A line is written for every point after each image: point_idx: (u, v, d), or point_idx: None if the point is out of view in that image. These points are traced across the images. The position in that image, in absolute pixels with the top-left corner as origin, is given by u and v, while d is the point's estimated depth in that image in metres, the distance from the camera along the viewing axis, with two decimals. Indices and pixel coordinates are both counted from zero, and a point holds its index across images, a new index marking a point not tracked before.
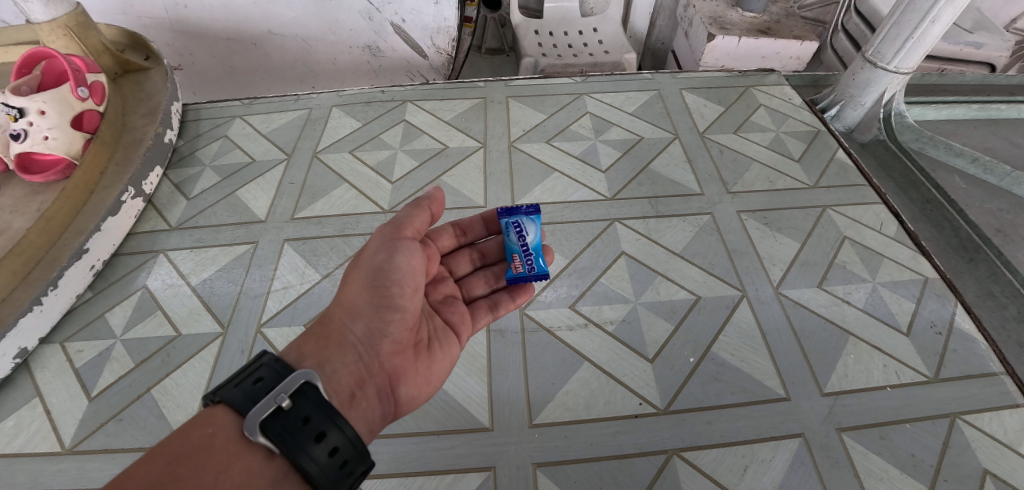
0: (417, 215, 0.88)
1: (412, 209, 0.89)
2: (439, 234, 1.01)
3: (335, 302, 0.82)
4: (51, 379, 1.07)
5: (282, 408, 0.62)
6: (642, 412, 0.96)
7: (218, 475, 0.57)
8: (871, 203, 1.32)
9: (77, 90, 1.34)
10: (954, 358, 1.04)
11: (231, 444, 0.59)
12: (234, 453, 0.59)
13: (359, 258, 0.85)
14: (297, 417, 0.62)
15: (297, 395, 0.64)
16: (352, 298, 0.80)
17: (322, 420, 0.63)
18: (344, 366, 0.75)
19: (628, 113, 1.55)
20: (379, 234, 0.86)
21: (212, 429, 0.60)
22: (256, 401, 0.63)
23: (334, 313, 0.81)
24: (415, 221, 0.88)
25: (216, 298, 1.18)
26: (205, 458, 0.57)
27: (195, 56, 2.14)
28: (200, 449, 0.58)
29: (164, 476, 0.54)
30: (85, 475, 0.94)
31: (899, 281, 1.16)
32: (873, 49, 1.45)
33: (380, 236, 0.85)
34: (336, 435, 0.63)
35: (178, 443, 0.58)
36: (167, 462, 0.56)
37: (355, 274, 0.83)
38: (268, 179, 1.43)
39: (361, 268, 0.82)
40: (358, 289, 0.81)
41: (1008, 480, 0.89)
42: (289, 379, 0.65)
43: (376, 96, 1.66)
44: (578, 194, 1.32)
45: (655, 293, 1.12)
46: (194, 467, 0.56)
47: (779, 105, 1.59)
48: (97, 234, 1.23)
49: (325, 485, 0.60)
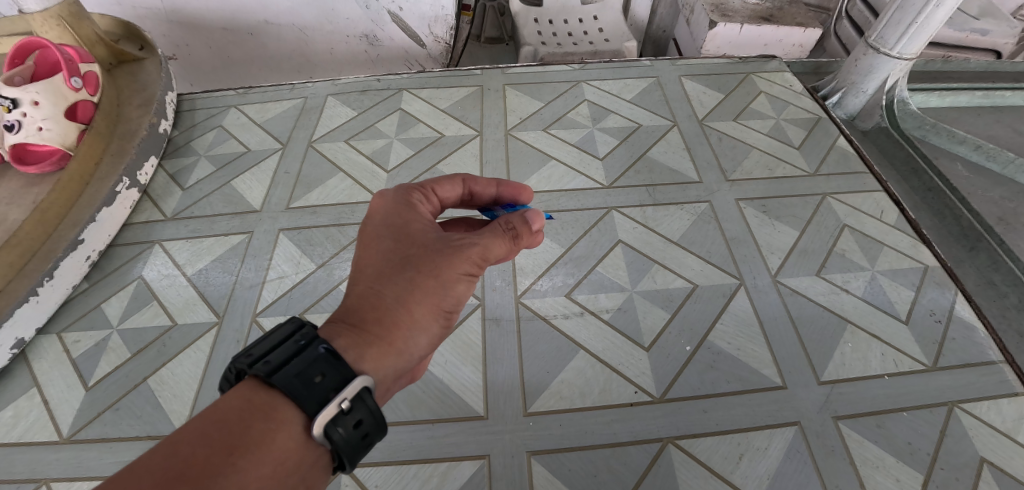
0: (505, 246, 0.71)
1: (499, 232, 0.70)
2: (445, 191, 0.78)
3: (382, 295, 0.65)
4: (49, 370, 1.07)
5: (312, 380, 0.56)
6: (637, 401, 0.95)
7: (242, 457, 0.49)
8: (871, 191, 1.30)
9: (70, 80, 1.33)
10: (952, 347, 1.03)
11: (254, 415, 0.52)
12: (260, 436, 0.51)
13: (425, 259, 0.67)
14: (329, 397, 0.55)
15: (328, 368, 0.57)
16: (419, 307, 0.66)
17: (355, 399, 0.56)
18: (396, 378, 0.65)
19: (626, 100, 1.53)
20: (463, 253, 0.68)
21: (236, 407, 0.52)
22: (283, 376, 0.55)
23: (396, 316, 0.64)
24: (501, 252, 0.71)
25: (211, 288, 1.18)
26: (228, 441, 0.49)
27: (192, 47, 2.12)
28: (221, 436, 0.50)
29: (185, 466, 0.46)
30: (82, 465, 0.94)
31: (898, 269, 1.15)
32: (875, 35, 1.42)
33: (466, 260, 0.68)
34: (360, 407, 0.57)
35: (195, 424, 0.50)
36: (182, 445, 0.48)
37: (421, 284, 0.66)
38: (263, 169, 1.42)
39: (434, 284, 0.67)
40: (430, 305, 0.67)
41: (1005, 469, 0.88)
42: (311, 351, 0.57)
43: (371, 85, 1.64)
44: (575, 182, 1.31)
45: (652, 281, 1.11)
46: (214, 453, 0.48)
47: (780, 92, 1.57)
48: (92, 225, 1.22)
49: (349, 457, 0.55)
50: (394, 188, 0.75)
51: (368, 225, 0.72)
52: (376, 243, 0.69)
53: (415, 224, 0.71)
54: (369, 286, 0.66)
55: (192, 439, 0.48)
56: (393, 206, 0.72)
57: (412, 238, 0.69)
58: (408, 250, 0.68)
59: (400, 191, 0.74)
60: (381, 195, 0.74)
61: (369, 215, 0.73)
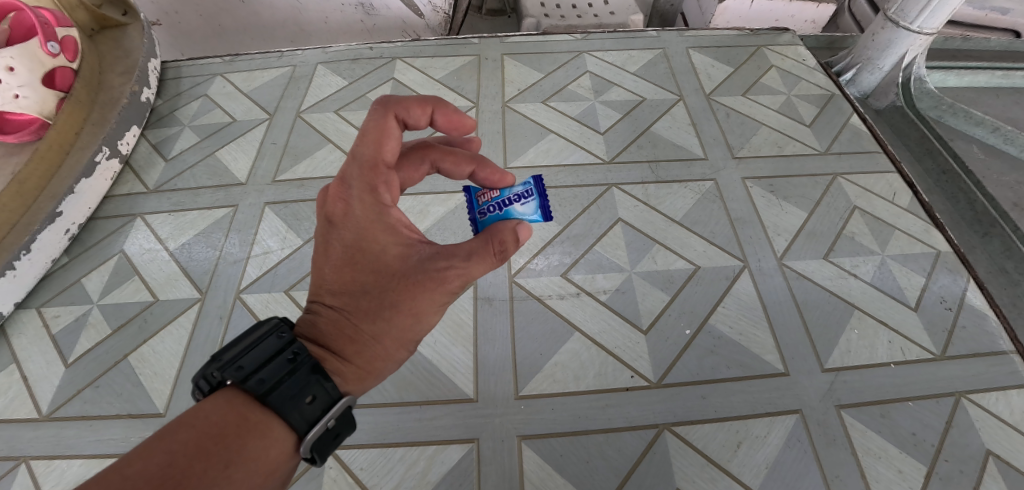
0: (489, 265, 0.64)
1: (481, 250, 0.63)
2: (387, 146, 0.64)
3: (359, 328, 0.62)
4: (28, 345, 1.03)
5: (305, 401, 0.54)
6: (633, 385, 0.92)
7: (238, 471, 0.46)
8: (884, 172, 1.24)
9: (47, 45, 1.24)
10: (962, 336, 0.99)
11: (248, 426, 0.49)
12: (256, 452, 0.48)
13: (401, 295, 0.61)
14: (319, 418, 0.54)
15: (320, 390, 0.55)
16: (397, 340, 0.64)
17: (342, 418, 0.56)
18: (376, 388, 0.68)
19: (630, 73, 1.46)
20: (442, 284, 0.62)
21: (230, 420, 0.49)
22: (279, 395, 0.52)
23: (373, 350, 0.63)
24: (483, 270, 0.64)
25: (194, 263, 1.13)
26: (223, 453, 0.46)
27: (181, 15, 2.03)
28: (214, 448, 0.46)
29: (178, 479, 0.43)
30: (61, 442, 0.92)
31: (909, 254, 1.10)
32: (894, 8, 1.33)
33: (446, 291, 0.63)
34: (342, 425, 0.57)
35: (188, 433, 0.46)
36: (177, 456, 0.44)
37: (399, 320, 0.62)
38: (249, 139, 1.36)
39: (412, 320, 0.63)
40: (407, 338, 0.64)
41: (1010, 461, 0.86)
42: (307, 373, 0.55)
43: (363, 53, 1.56)
44: (574, 157, 1.25)
45: (652, 262, 1.07)
46: (211, 465, 0.45)
47: (792, 66, 1.49)
48: (70, 197, 1.17)
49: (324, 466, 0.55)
50: (355, 189, 0.64)
51: (333, 240, 0.64)
52: (348, 267, 0.63)
53: (390, 246, 0.63)
54: (345, 312, 0.63)
55: (188, 449, 0.45)
56: (363, 219, 0.63)
57: (388, 267, 0.63)
58: (384, 281, 0.62)
59: (366, 193, 0.63)
60: (342, 197, 0.64)
61: (334, 224, 0.64)
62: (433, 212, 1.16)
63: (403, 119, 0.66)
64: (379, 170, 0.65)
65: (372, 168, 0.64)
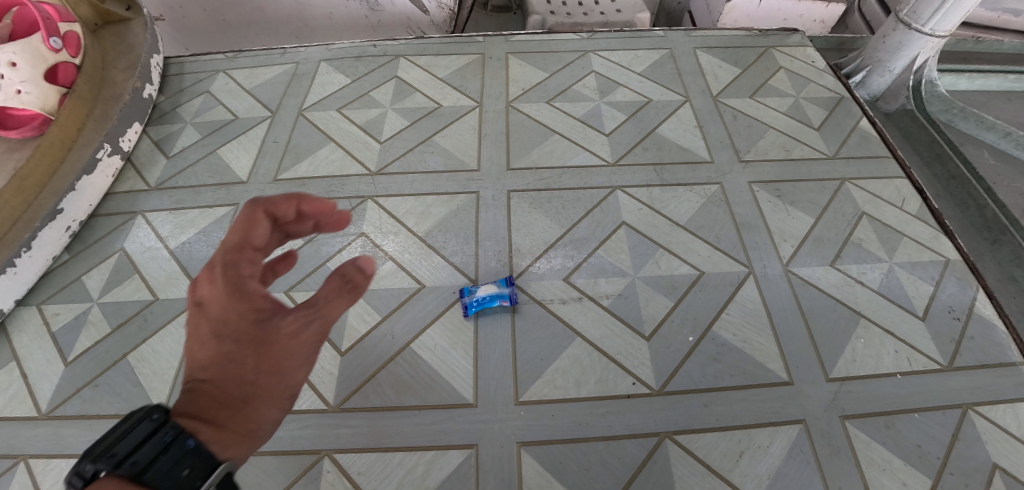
0: (347, 303, 0.58)
1: (337, 288, 0.58)
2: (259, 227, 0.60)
3: (224, 394, 0.51)
4: (28, 343, 1.03)
5: (184, 474, 0.42)
6: (635, 393, 0.91)
7: None
8: (894, 177, 1.22)
9: (49, 40, 1.23)
10: (970, 346, 0.97)
11: None
12: None
13: (261, 357, 0.53)
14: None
15: (199, 463, 0.44)
16: (266, 407, 0.53)
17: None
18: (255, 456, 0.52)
19: (636, 73, 1.44)
20: (297, 336, 0.55)
21: None
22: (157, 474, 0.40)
23: (248, 418, 0.51)
24: (343, 310, 0.58)
25: (194, 262, 1.12)
26: None
27: (185, 9, 2.01)
28: None
29: None
30: (60, 441, 0.92)
31: (918, 262, 1.08)
32: (907, 10, 1.31)
33: (308, 342, 0.56)
34: None
35: None
36: None
37: (261, 385, 0.53)
38: (251, 137, 1.35)
39: (276, 382, 0.54)
40: (279, 402, 0.54)
41: (1017, 475, 0.84)
42: (185, 446, 0.44)
43: (367, 50, 1.54)
44: (578, 158, 1.24)
45: (656, 267, 1.05)
46: None
47: (800, 68, 1.47)
48: (71, 194, 1.17)
49: None
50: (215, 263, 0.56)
51: (195, 324, 0.55)
52: (210, 342, 0.53)
53: (249, 304, 0.55)
54: (221, 384, 0.51)
55: None
56: (224, 289, 0.55)
57: (247, 332, 0.53)
58: (244, 345, 0.53)
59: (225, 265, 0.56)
60: (206, 280, 0.56)
61: (202, 306, 0.55)
62: (434, 213, 1.15)
63: (275, 216, 0.63)
64: (247, 251, 0.59)
65: (238, 250, 0.58)
